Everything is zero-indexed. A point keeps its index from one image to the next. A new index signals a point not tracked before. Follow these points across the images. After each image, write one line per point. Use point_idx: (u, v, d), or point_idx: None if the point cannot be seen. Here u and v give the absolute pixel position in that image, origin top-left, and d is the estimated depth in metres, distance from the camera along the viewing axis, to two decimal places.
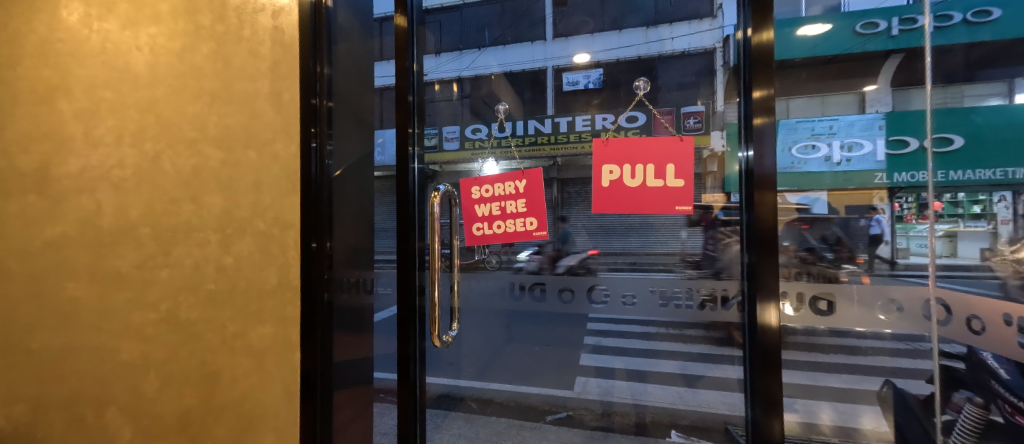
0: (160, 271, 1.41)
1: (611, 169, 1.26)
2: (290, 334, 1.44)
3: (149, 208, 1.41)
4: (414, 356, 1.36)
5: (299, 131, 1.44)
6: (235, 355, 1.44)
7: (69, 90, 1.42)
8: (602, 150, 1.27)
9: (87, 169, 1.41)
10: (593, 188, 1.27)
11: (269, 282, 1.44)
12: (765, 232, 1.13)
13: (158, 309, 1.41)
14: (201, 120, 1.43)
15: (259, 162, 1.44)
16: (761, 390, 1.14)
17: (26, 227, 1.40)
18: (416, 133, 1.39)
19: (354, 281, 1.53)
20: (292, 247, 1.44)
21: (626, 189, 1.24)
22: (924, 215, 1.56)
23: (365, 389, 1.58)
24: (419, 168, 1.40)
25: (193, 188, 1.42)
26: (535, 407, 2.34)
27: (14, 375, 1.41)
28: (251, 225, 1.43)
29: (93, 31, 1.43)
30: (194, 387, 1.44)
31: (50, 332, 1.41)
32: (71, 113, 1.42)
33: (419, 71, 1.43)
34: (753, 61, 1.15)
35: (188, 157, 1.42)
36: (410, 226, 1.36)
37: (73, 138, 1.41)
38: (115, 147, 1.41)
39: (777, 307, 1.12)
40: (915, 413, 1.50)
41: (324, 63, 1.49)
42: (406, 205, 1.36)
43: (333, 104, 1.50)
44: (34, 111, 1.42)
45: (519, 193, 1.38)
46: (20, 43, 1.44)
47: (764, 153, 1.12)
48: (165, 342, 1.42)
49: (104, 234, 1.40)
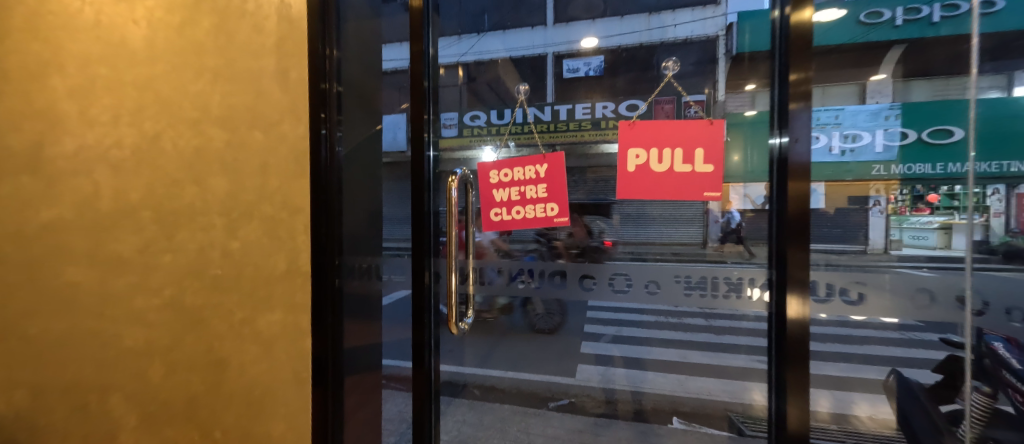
0: (163, 255, 1.43)
1: (637, 155, 1.24)
2: (300, 320, 1.37)
3: (156, 191, 1.43)
4: (429, 343, 1.35)
5: (308, 115, 1.34)
6: (243, 341, 1.40)
7: (60, 64, 1.56)
8: (629, 136, 1.24)
9: (82, 149, 1.55)
10: (619, 172, 1.25)
11: (278, 268, 1.37)
12: (794, 219, 1.12)
13: (162, 294, 1.43)
14: (204, 99, 1.39)
15: (266, 143, 1.36)
16: (789, 380, 1.14)
17: (27, 206, 1.57)
18: (431, 120, 1.37)
19: (364, 268, 1.46)
20: (302, 232, 1.35)
21: (654, 174, 1.22)
22: (918, 207, 1.59)
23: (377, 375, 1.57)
24: (434, 155, 1.38)
25: (196, 171, 1.39)
26: (537, 393, 2.36)
27: (31, 351, 1.62)
28: (258, 209, 1.37)
29: (87, 6, 1.54)
30: (199, 374, 1.42)
31: (49, 319, 1.59)
32: (65, 89, 1.56)
33: (435, 56, 1.40)
34: (790, 44, 1.12)
35: (191, 137, 1.40)
36: (425, 214, 1.34)
37: (67, 116, 1.55)
38: (112, 125, 1.52)
39: (802, 299, 1.12)
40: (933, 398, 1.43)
41: (333, 45, 1.39)
42: (421, 191, 1.33)
43: (343, 88, 1.41)
44: (44, 90, 1.57)
45: (537, 178, 1.35)
46: (35, 19, 1.58)
47: (798, 139, 1.11)
48: (169, 328, 1.44)
49: (120, 211, 1.51)
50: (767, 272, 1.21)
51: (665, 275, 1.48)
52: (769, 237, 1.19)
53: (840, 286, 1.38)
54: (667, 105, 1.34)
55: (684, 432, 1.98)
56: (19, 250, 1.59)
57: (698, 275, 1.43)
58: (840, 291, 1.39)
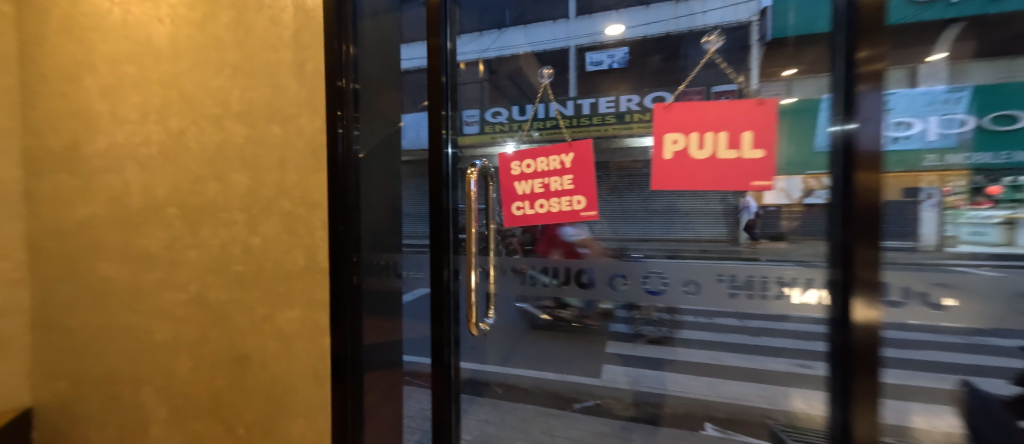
0: (190, 250, 1.45)
1: (675, 141, 1.15)
2: (319, 318, 1.33)
3: (183, 187, 1.44)
4: (449, 340, 1.31)
5: (324, 114, 1.30)
6: (264, 338, 1.38)
7: (94, 65, 1.62)
8: (664, 120, 1.14)
9: (114, 146, 1.59)
10: (655, 159, 1.16)
11: (297, 264, 1.34)
12: (863, 212, 1.00)
13: (188, 289, 1.45)
14: (225, 94, 1.37)
15: (284, 137, 1.33)
16: (858, 392, 1.03)
17: (71, 203, 1.65)
18: (450, 116, 1.31)
19: (382, 264, 1.43)
20: (320, 228, 1.31)
21: (694, 162, 1.12)
22: (977, 200, 1.18)
23: (395, 374, 1.51)
24: (454, 153, 1.32)
25: (218, 166, 1.39)
26: (562, 394, 2.29)
27: (72, 342, 1.71)
28: (277, 204, 1.34)
29: (115, 7, 1.58)
30: (223, 369, 1.43)
31: (86, 313, 1.68)
32: (97, 89, 1.61)
33: (453, 50, 1.34)
34: (858, 20, 1.00)
35: (213, 133, 1.39)
36: (443, 210, 1.29)
37: (100, 115, 1.61)
38: (140, 123, 1.55)
39: (876, 302, 1.00)
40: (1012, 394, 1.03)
41: (349, 41, 1.33)
42: (440, 187, 1.28)
43: (359, 86, 1.36)
44: (81, 93, 1.64)
45: (563, 169, 1.27)
46: (72, 22, 1.64)
47: (866, 126, 0.99)
48: (195, 323, 1.46)
49: (150, 205, 1.54)
50: (823, 272, 1.08)
51: (705, 273, 1.40)
52: (828, 232, 1.06)
53: (922, 289, 1.04)
54: (695, 94, 1.13)
55: (719, 440, 1.87)
56: (63, 244, 1.69)
57: (745, 275, 1.33)
58: (919, 295, 1.04)
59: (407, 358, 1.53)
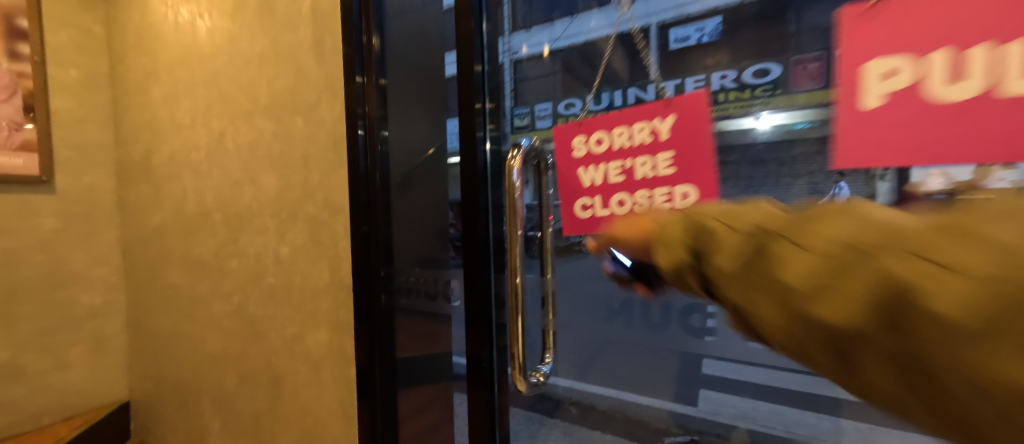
0: (231, 260, 1.33)
1: (899, 67, 0.43)
2: (344, 343, 1.15)
3: (226, 194, 1.33)
4: (490, 367, 1.04)
5: (344, 114, 1.10)
6: (295, 360, 1.22)
7: (154, 72, 1.54)
8: (874, 21, 0.44)
9: (177, 154, 1.46)
10: (842, 117, 0.48)
11: (322, 278, 1.16)
12: None
13: (232, 302, 1.35)
14: (255, 87, 1.24)
15: (307, 131, 1.16)
16: None
17: (142, 212, 1.62)
18: (488, 109, 1.03)
19: (415, 282, 1.19)
20: (343, 236, 1.12)
21: (950, 114, 0.42)
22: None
23: (443, 387, 1.17)
24: (493, 150, 1.03)
25: (252, 169, 1.26)
26: (646, 424, 1.83)
27: (145, 346, 1.72)
28: (303, 210, 1.18)
29: (168, 8, 1.48)
30: (263, 389, 1.30)
31: (153, 318, 1.67)
32: (161, 96, 1.51)
33: (494, 32, 1.06)
34: None
35: (246, 131, 1.26)
36: (479, 211, 1.01)
37: (164, 124, 1.51)
38: (191, 128, 1.41)
39: None
40: (942, 303, 0.21)
41: (373, 29, 1.12)
42: (476, 187, 1.01)
43: (386, 81, 1.17)
44: (143, 101, 1.59)
45: (653, 145, 0.62)
46: (137, 30, 1.60)
47: None
48: (237, 337, 1.35)
49: (201, 219, 1.41)
50: None
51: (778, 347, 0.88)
52: None
53: None
54: (813, 64, 0.77)
55: None
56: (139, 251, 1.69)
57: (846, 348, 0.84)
58: None
59: (457, 358, 1.15)
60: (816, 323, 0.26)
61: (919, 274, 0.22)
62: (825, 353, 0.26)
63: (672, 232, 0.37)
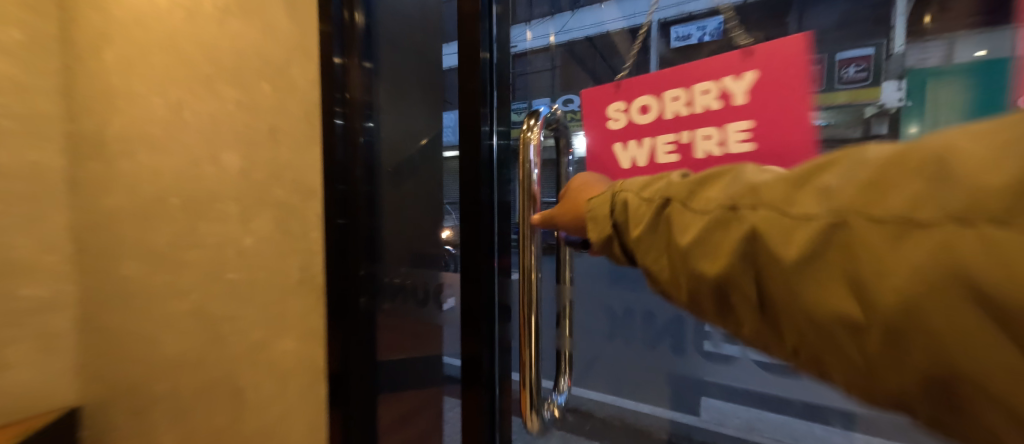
0: (189, 251, 1.15)
1: None
2: (315, 353, 0.99)
3: (183, 174, 1.14)
4: (488, 374, 0.88)
5: (320, 99, 0.95)
6: (258, 369, 1.06)
7: (106, 32, 1.33)
8: None
9: (128, 126, 1.26)
10: None
11: (291, 276, 1.00)
12: None
13: (188, 298, 1.16)
14: (218, 49, 1.06)
15: (275, 100, 0.99)
16: None
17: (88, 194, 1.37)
18: (491, 104, 0.86)
19: (401, 285, 1.02)
20: (316, 228, 0.97)
21: None
22: None
23: (433, 392, 0.99)
24: (497, 142, 0.87)
25: (213, 144, 1.08)
26: None
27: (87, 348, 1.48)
28: (270, 194, 1.01)
29: None
30: (220, 402, 1.12)
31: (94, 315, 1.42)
32: (113, 61, 1.30)
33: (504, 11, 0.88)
34: None
35: (208, 101, 1.08)
36: (480, 208, 0.84)
37: (116, 92, 1.29)
38: (144, 97, 1.22)
39: None
40: (774, 247, 0.29)
41: (358, 6, 0.98)
42: (479, 181, 0.84)
43: (372, 66, 1.01)
44: (93, 66, 1.37)
45: (722, 112, 0.47)
46: None
47: None
48: (191, 340, 1.16)
49: (151, 203, 1.21)
50: None
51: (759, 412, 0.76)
52: None
53: None
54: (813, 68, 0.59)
55: None
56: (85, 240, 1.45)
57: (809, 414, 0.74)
58: None
59: (449, 360, 0.97)
60: (699, 274, 0.34)
61: (768, 226, 0.30)
62: (710, 298, 0.34)
63: (604, 208, 0.45)
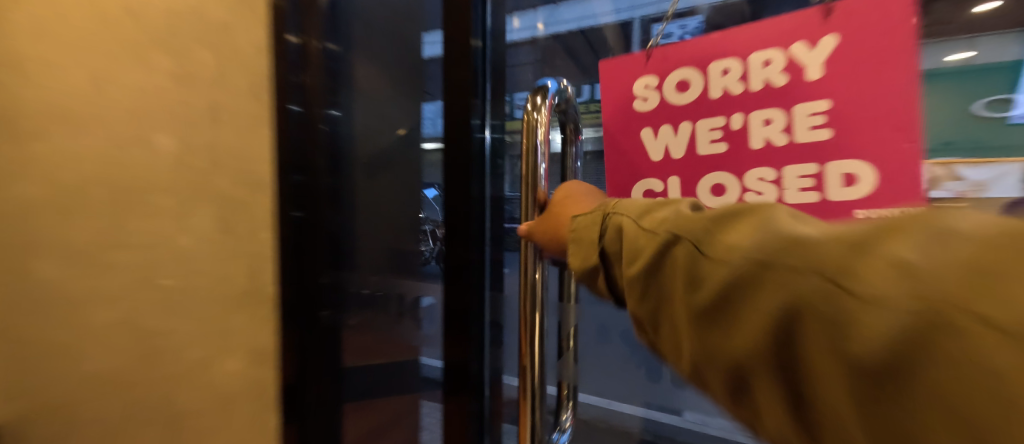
0: (114, 252, 0.98)
1: None
2: (264, 373, 0.90)
3: (104, 159, 0.97)
4: (476, 383, 0.75)
5: (273, 80, 0.84)
6: (197, 386, 0.93)
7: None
8: None
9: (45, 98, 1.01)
10: None
11: (237, 282, 0.89)
12: None
13: (111, 304, 0.99)
14: (149, 11, 0.90)
15: (216, 70, 0.87)
16: None
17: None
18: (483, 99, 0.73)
19: (371, 297, 0.90)
20: (265, 227, 0.87)
21: None
22: None
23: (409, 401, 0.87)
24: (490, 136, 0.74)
25: (142, 124, 0.93)
26: None
27: None
28: (213, 187, 0.88)
29: None
30: (152, 423, 0.98)
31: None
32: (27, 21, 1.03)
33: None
34: None
35: (137, 73, 0.93)
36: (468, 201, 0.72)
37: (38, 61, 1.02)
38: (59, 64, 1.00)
39: None
40: (831, 346, 0.19)
41: None
42: (468, 176, 0.72)
43: (338, 48, 0.86)
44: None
45: (787, 91, 0.37)
46: None
47: None
48: (117, 352, 1.00)
49: (65, 193, 1.02)
50: None
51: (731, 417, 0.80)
52: None
53: None
54: None
55: None
56: None
57: None
58: None
59: (428, 360, 0.85)
60: (714, 353, 0.24)
61: (821, 306, 0.19)
62: (721, 381, 0.24)
63: (589, 232, 0.34)
